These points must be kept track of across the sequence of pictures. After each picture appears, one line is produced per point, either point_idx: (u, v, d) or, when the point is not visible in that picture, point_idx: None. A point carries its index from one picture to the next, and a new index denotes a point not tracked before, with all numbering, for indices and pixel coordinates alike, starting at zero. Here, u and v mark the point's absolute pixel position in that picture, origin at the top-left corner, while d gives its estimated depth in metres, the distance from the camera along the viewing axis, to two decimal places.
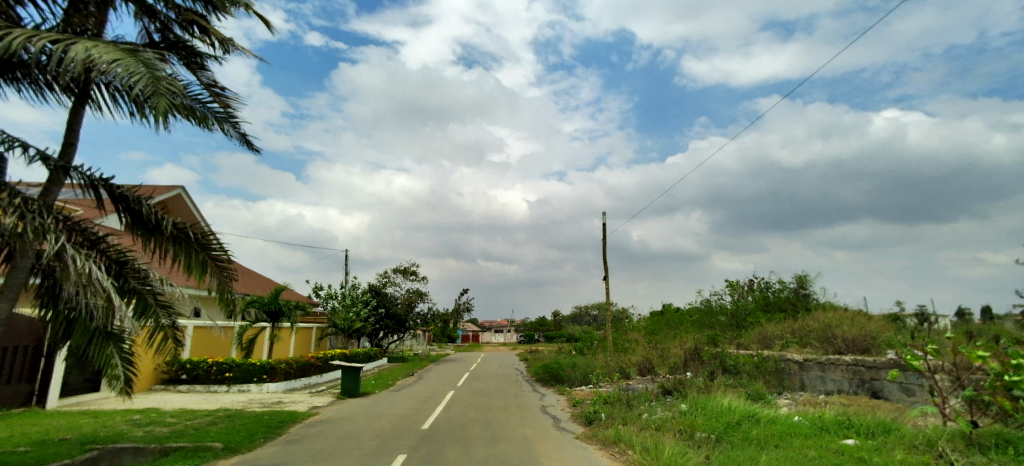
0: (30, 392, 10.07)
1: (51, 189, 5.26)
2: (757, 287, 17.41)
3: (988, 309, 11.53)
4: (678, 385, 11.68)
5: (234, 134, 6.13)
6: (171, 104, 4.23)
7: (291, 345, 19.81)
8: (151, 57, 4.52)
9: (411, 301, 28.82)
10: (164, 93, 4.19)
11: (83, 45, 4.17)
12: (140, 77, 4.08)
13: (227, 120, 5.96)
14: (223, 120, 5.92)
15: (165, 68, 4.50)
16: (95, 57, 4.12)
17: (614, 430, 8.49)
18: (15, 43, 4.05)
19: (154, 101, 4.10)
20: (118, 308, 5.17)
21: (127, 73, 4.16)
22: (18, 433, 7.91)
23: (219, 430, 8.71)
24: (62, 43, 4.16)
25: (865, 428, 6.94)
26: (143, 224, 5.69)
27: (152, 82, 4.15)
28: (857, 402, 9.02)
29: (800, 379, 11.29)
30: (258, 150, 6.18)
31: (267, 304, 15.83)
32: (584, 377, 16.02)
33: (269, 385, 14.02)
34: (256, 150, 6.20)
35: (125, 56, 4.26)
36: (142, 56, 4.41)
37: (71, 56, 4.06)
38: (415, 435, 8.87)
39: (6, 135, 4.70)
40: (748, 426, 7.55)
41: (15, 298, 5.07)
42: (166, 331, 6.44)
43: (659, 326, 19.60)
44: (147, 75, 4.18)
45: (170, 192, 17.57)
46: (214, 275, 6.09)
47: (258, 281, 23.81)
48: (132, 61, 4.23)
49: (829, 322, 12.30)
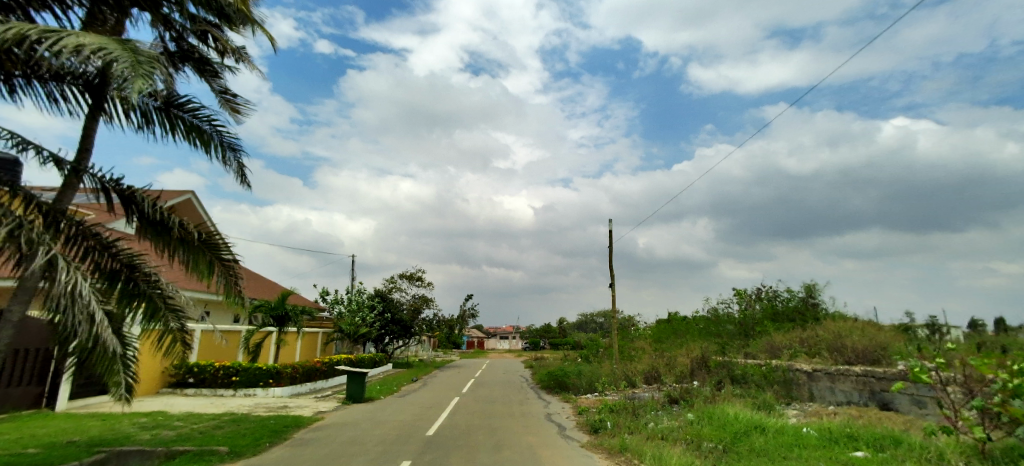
0: (39, 394, 10.13)
1: (65, 193, 5.33)
2: (765, 296, 17.30)
3: (1001, 320, 11.38)
4: (684, 395, 11.61)
5: (235, 163, 6.16)
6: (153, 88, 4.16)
7: (297, 349, 19.86)
8: (144, 48, 4.54)
9: (417, 306, 28.79)
10: (146, 75, 4.11)
11: (75, 34, 4.24)
12: (121, 58, 4.04)
13: (230, 147, 6.00)
14: (226, 147, 5.96)
15: (157, 59, 4.48)
16: (84, 44, 4.19)
17: (620, 439, 8.42)
18: (10, 31, 4.09)
19: (132, 80, 4.01)
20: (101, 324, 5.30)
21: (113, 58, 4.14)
22: (27, 435, 7.97)
23: (226, 434, 8.73)
24: (55, 34, 4.20)
25: (874, 440, 6.85)
26: (154, 226, 5.75)
27: (134, 65, 4.08)
28: (867, 414, 8.90)
29: (808, 389, 11.16)
30: (249, 185, 6.47)
31: (273, 308, 15.95)
32: (590, 384, 15.90)
33: (275, 389, 14.06)
34: (247, 184, 6.48)
35: (113, 43, 4.29)
36: (131, 45, 4.45)
37: (61, 42, 4.12)
38: (419, 439, 8.95)
39: (20, 136, 4.79)
40: (755, 437, 7.48)
41: (28, 301, 5.18)
42: (176, 334, 6.52)
43: (666, 334, 19.51)
44: (131, 58, 4.16)
45: (180, 197, 17.88)
46: (220, 274, 6.13)
47: (266, 285, 23.95)
48: (119, 48, 4.23)
49: (839, 331, 12.16)
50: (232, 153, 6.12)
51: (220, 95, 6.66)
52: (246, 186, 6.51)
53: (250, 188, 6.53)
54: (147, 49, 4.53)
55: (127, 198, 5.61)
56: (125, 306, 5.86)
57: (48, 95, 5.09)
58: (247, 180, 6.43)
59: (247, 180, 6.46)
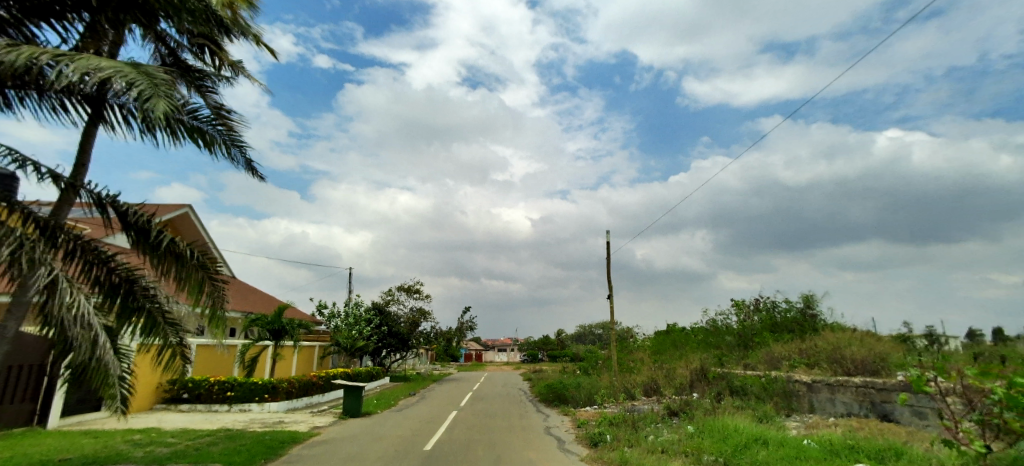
0: (32, 411, 9.99)
1: (61, 208, 5.32)
2: (764, 307, 17.29)
3: (999, 330, 11.37)
4: (684, 407, 11.53)
5: (241, 160, 6.30)
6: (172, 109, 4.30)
7: (293, 363, 19.68)
8: (152, 67, 4.65)
9: (415, 319, 28.61)
10: (162, 95, 4.27)
11: (87, 58, 4.32)
12: (140, 82, 4.15)
13: (233, 145, 6.11)
14: (230, 144, 6.08)
15: (166, 76, 4.60)
16: (96, 67, 4.29)
17: (620, 453, 8.32)
18: (21, 58, 4.19)
19: (150, 102, 4.17)
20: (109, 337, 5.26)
21: (128, 82, 4.27)
22: (18, 452, 7.85)
23: (222, 451, 8.61)
24: (65, 57, 4.29)
25: (874, 452, 6.81)
26: (148, 244, 5.74)
27: (151, 87, 4.23)
28: (868, 426, 8.84)
29: (808, 401, 11.09)
30: (261, 178, 6.45)
31: (270, 322, 15.87)
32: (589, 397, 15.76)
33: (271, 405, 13.91)
34: (260, 177, 6.47)
35: (126, 67, 4.38)
36: (143, 67, 4.54)
37: (74, 68, 4.21)
38: (418, 454, 8.91)
39: (19, 153, 4.78)
40: (757, 450, 7.41)
41: (22, 317, 5.13)
42: (176, 349, 6.50)
43: (665, 346, 19.42)
44: (147, 82, 4.28)
45: (177, 211, 17.81)
46: (209, 295, 6.10)
47: (263, 299, 23.81)
48: (132, 70, 4.34)
49: (838, 342, 12.13)
50: (236, 150, 6.24)
51: (215, 110, 6.62)
52: (258, 179, 6.51)
53: (263, 181, 6.52)
54: (157, 70, 4.62)
55: (122, 214, 5.60)
56: (124, 321, 5.83)
57: (47, 105, 5.09)
58: (257, 172, 6.41)
59: (258, 173, 6.45)
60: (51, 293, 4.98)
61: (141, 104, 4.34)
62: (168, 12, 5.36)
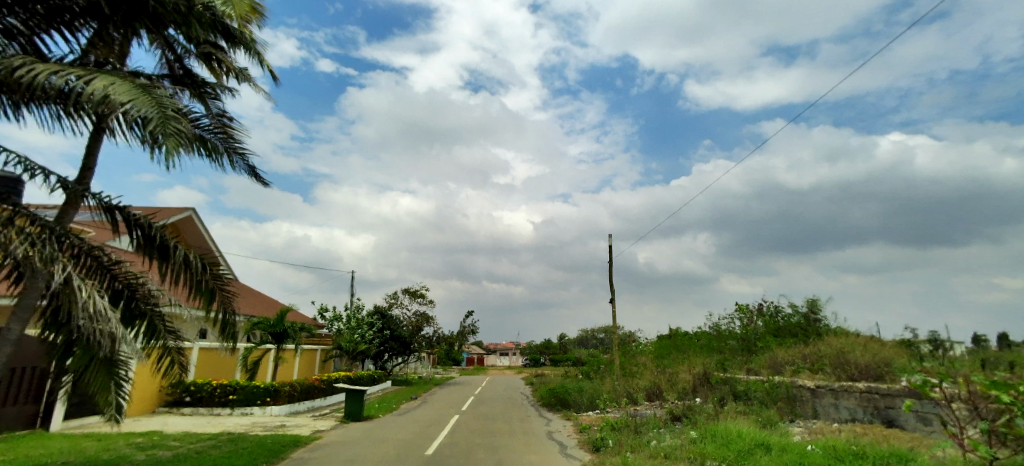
0: (34, 413, 10.01)
1: (67, 211, 5.34)
2: (767, 311, 17.20)
3: (1004, 335, 11.30)
4: (687, 412, 11.47)
5: (243, 166, 6.34)
6: (182, 144, 4.38)
7: (295, 366, 19.70)
8: (165, 93, 4.70)
9: (417, 324, 28.66)
10: (172, 131, 4.31)
11: (103, 81, 4.39)
12: (152, 118, 4.20)
13: (235, 153, 6.16)
14: (231, 152, 6.13)
15: (177, 103, 4.65)
16: (110, 94, 4.36)
17: (621, 457, 8.30)
18: (38, 77, 4.29)
19: (161, 140, 4.23)
20: (119, 339, 5.28)
21: (140, 113, 4.33)
22: (21, 455, 7.86)
23: (222, 454, 8.61)
24: (82, 79, 4.38)
25: (880, 458, 6.75)
26: (155, 249, 5.78)
27: (162, 122, 4.28)
28: (872, 432, 8.78)
29: (812, 406, 11.05)
30: (265, 183, 6.46)
31: (272, 326, 15.80)
32: (591, 401, 15.72)
33: (273, 408, 13.86)
34: (263, 183, 6.48)
35: (140, 96, 4.44)
36: (157, 95, 4.60)
37: (91, 92, 4.30)
38: (421, 457, 8.92)
39: (29, 161, 4.81)
40: (760, 455, 7.37)
41: (26, 320, 5.12)
42: (175, 356, 6.51)
43: (668, 350, 19.37)
44: (159, 114, 4.33)
45: (181, 214, 17.78)
46: (221, 303, 6.15)
47: (266, 302, 23.84)
48: (145, 100, 4.40)
49: (842, 347, 12.08)
50: (238, 157, 6.29)
51: (217, 117, 6.67)
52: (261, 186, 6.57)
53: (267, 186, 6.54)
54: (169, 98, 4.68)
55: (128, 220, 5.59)
56: (127, 327, 5.83)
57: (52, 112, 5.11)
58: (260, 178, 6.45)
59: (261, 179, 6.48)
60: (68, 293, 4.92)
61: (152, 133, 4.42)
62: (177, 22, 5.40)
